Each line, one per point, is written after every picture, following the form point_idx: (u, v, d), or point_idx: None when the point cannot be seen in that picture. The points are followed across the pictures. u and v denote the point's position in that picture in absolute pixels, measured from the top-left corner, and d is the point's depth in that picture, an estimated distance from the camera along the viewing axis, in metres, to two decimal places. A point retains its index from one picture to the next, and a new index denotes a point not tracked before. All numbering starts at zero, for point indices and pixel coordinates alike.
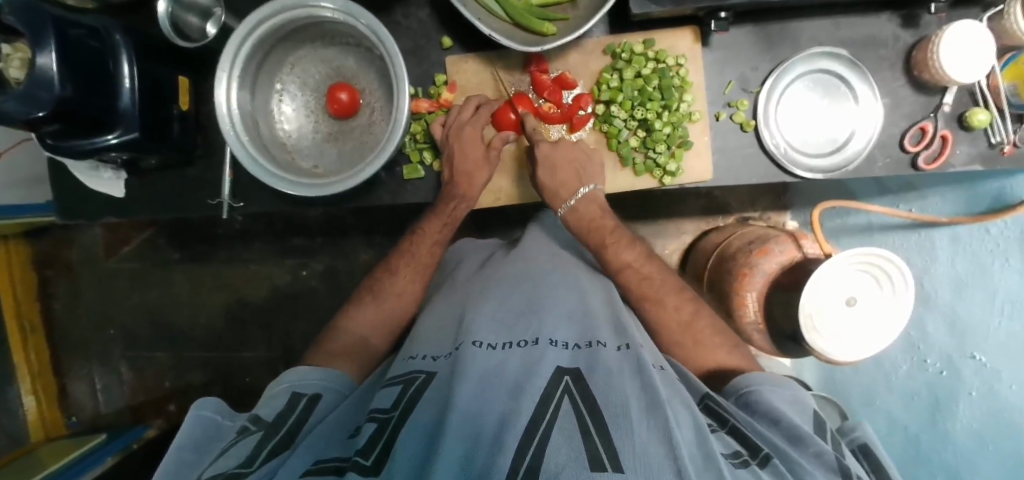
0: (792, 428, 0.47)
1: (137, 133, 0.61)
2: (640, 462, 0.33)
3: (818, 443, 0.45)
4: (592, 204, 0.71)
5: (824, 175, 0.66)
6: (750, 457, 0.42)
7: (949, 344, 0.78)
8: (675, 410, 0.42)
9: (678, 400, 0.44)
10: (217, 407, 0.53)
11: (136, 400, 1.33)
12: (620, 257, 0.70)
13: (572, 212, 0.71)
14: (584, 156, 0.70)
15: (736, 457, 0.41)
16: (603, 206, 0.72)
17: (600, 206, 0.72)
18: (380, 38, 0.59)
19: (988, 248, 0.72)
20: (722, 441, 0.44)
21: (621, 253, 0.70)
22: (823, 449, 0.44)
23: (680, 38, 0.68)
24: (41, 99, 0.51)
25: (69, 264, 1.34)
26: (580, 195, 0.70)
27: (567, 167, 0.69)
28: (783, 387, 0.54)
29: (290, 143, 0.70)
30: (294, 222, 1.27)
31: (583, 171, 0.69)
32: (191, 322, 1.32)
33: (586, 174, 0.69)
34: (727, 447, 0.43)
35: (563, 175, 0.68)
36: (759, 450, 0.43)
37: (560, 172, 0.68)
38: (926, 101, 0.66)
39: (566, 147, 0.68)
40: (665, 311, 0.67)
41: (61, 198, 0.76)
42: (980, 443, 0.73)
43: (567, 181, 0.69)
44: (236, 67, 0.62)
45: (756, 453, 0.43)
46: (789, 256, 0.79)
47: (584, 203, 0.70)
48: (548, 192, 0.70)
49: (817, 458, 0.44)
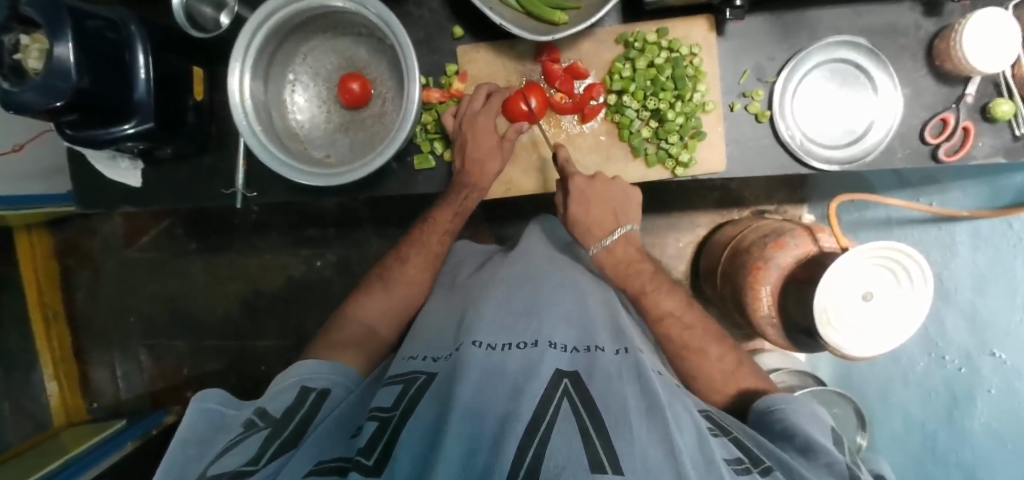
0: (805, 441, 0.47)
1: (153, 123, 0.62)
2: (641, 466, 0.34)
3: (833, 455, 0.45)
4: (629, 247, 0.71)
5: (840, 166, 0.65)
6: (752, 466, 0.41)
7: (969, 341, 0.77)
8: (676, 413, 0.43)
9: (678, 404, 0.45)
10: (221, 399, 0.55)
11: (155, 386, 1.36)
12: (661, 305, 0.67)
13: (607, 252, 0.71)
14: (621, 197, 0.69)
15: (738, 463, 0.41)
16: (638, 250, 0.72)
17: (636, 247, 0.72)
18: (390, 27, 0.59)
19: (1010, 243, 0.72)
20: (724, 447, 0.43)
21: (661, 302, 0.67)
22: (835, 460, 0.44)
23: (694, 27, 0.66)
24: (59, 89, 0.51)
25: (90, 253, 1.37)
26: (614, 236, 0.71)
27: (601, 205, 0.69)
28: (799, 403, 0.54)
29: (303, 133, 0.71)
30: (308, 213, 1.28)
31: (620, 212, 0.69)
32: (208, 311, 1.35)
33: (622, 215, 0.70)
34: (730, 452, 0.42)
35: (597, 213, 0.69)
36: (761, 461, 0.43)
37: (593, 208, 0.69)
38: (948, 92, 0.64)
39: (603, 183, 0.68)
40: (705, 360, 0.64)
41: (83, 187, 0.77)
42: (999, 442, 0.74)
43: (602, 220, 0.70)
44: (248, 58, 0.62)
45: (757, 463, 0.42)
46: (805, 250, 0.77)
47: (619, 245, 0.71)
48: (581, 228, 0.71)
49: (827, 469, 0.44)
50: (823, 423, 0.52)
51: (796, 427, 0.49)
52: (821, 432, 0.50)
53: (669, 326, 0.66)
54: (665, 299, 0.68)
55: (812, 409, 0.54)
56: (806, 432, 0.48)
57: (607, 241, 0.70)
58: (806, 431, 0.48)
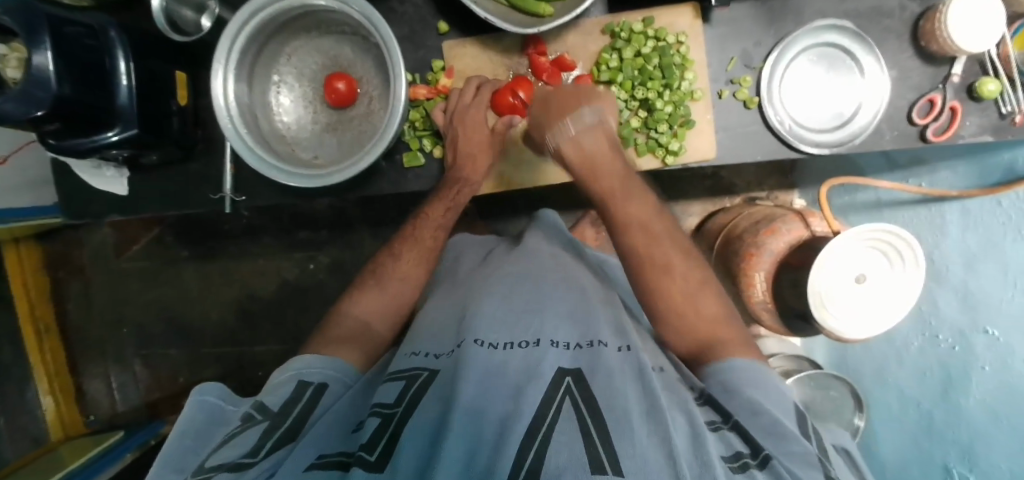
0: (776, 425, 0.45)
1: (137, 130, 0.61)
2: (640, 468, 0.34)
3: (801, 443, 0.44)
4: (598, 135, 0.62)
5: (830, 150, 0.65)
6: (750, 458, 0.41)
7: (961, 319, 0.77)
8: (677, 415, 0.43)
9: (680, 405, 0.45)
10: (220, 393, 0.53)
11: (152, 396, 1.36)
12: (625, 209, 0.62)
13: (571, 142, 0.62)
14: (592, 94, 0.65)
15: (734, 460, 0.40)
16: (615, 146, 0.63)
17: (606, 136, 0.63)
18: (374, 24, 0.58)
19: (1000, 221, 0.70)
20: (722, 442, 0.43)
21: (639, 225, 0.62)
22: (807, 451, 0.43)
23: (679, 15, 0.66)
24: (39, 98, 0.51)
25: (80, 265, 1.35)
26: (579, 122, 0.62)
27: (569, 102, 0.64)
28: (765, 380, 0.51)
29: (290, 135, 0.70)
30: (300, 216, 1.28)
31: (587, 103, 0.64)
32: (202, 318, 1.34)
33: (592, 104, 0.63)
34: (727, 448, 0.42)
35: (556, 103, 0.64)
36: (760, 449, 0.42)
37: (560, 106, 0.64)
38: (934, 72, 0.64)
39: (570, 88, 0.65)
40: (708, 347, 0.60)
41: (68, 197, 0.76)
42: (992, 417, 0.71)
43: (563, 108, 0.64)
44: (231, 60, 0.61)
45: (756, 453, 0.42)
46: (796, 235, 0.78)
47: (588, 134, 0.62)
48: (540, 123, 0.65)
49: (800, 458, 0.43)
50: (785, 400, 0.50)
51: (764, 409, 0.47)
52: (789, 415, 0.48)
53: (635, 236, 0.62)
54: (633, 202, 0.62)
55: (774, 383, 0.51)
56: (776, 416, 0.46)
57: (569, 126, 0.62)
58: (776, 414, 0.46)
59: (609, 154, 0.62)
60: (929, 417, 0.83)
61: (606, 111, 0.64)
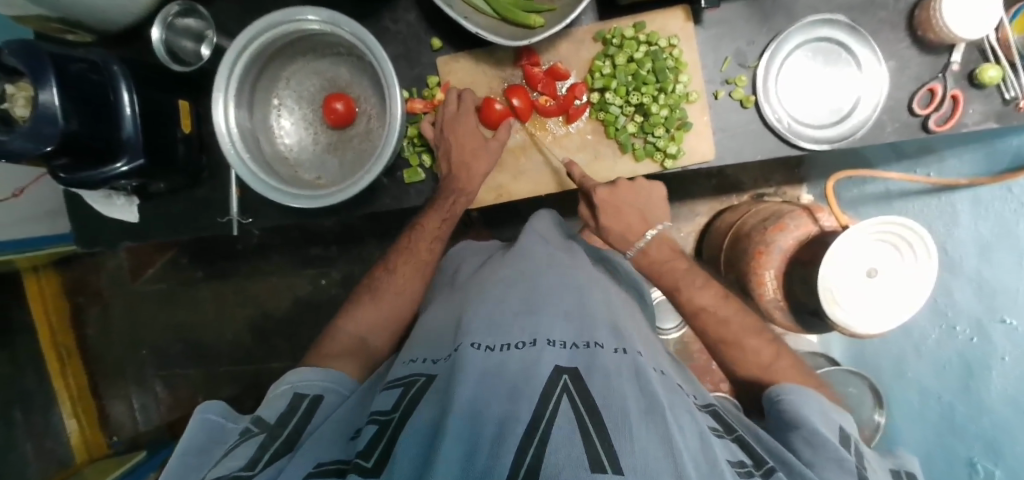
0: (812, 434, 0.48)
1: (143, 159, 0.62)
2: (642, 466, 0.33)
3: (838, 450, 0.46)
4: (664, 246, 0.70)
5: (830, 146, 0.64)
6: (754, 468, 0.41)
7: (978, 307, 0.74)
8: (678, 414, 0.42)
9: (681, 406, 0.44)
10: (221, 411, 0.54)
11: (172, 416, 1.38)
12: (694, 300, 0.67)
13: (643, 253, 0.70)
14: (647, 196, 0.70)
15: (740, 466, 0.40)
16: (675, 248, 0.71)
17: (671, 247, 0.71)
18: (368, 45, 0.59)
19: (1012, 208, 0.68)
20: (727, 448, 0.42)
21: (695, 297, 0.67)
22: (843, 457, 0.45)
23: (671, 18, 0.66)
24: (47, 134, 0.52)
25: (99, 290, 1.39)
26: (648, 237, 0.70)
27: (631, 209, 0.69)
28: (812, 398, 0.53)
29: (292, 157, 0.72)
30: (310, 233, 1.29)
31: (647, 212, 0.70)
32: (218, 337, 1.36)
33: (652, 214, 0.70)
34: (732, 454, 0.42)
35: (626, 217, 0.69)
36: (765, 462, 0.43)
37: (625, 215, 0.69)
38: (933, 61, 0.63)
39: (625, 189, 0.69)
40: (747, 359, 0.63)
41: (82, 225, 0.78)
42: (1017, 410, 0.68)
43: (633, 225, 0.70)
44: (232, 85, 0.63)
45: (760, 464, 0.42)
46: (805, 231, 0.77)
47: (654, 246, 0.70)
48: (614, 236, 0.71)
49: (836, 464, 0.45)
50: (833, 421, 0.51)
51: (806, 421, 0.50)
52: (833, 430, 0.50)
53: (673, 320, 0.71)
54: (697, 290, 0.67)
55: (824, 406, 0.53)
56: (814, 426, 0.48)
57: (641, 242, 0.69)
58: (813, 424, 0.49)
59: (673, 257, 0.70)
60: (951, 411, 0.81)
61: (662, 216, 0.71)
